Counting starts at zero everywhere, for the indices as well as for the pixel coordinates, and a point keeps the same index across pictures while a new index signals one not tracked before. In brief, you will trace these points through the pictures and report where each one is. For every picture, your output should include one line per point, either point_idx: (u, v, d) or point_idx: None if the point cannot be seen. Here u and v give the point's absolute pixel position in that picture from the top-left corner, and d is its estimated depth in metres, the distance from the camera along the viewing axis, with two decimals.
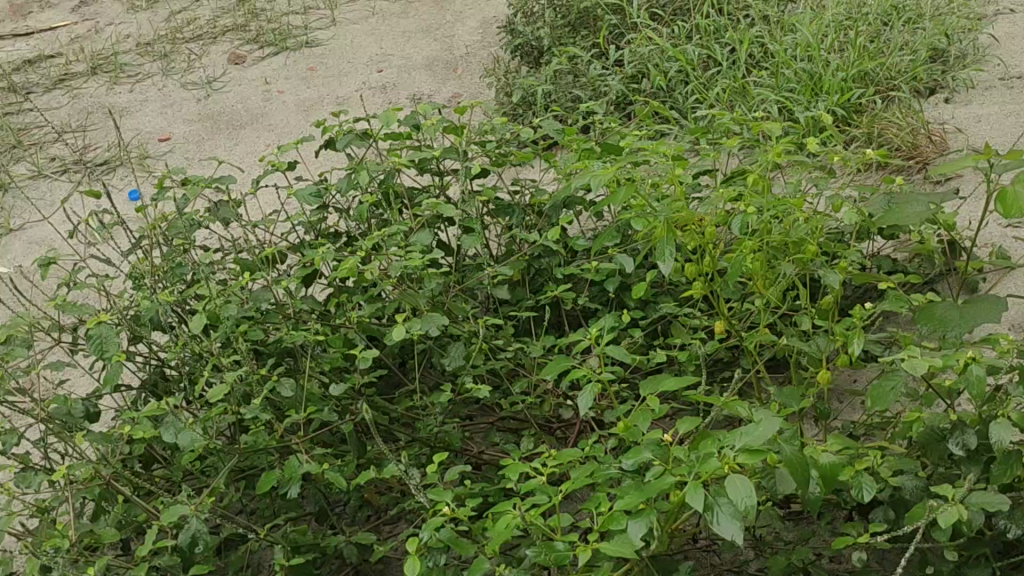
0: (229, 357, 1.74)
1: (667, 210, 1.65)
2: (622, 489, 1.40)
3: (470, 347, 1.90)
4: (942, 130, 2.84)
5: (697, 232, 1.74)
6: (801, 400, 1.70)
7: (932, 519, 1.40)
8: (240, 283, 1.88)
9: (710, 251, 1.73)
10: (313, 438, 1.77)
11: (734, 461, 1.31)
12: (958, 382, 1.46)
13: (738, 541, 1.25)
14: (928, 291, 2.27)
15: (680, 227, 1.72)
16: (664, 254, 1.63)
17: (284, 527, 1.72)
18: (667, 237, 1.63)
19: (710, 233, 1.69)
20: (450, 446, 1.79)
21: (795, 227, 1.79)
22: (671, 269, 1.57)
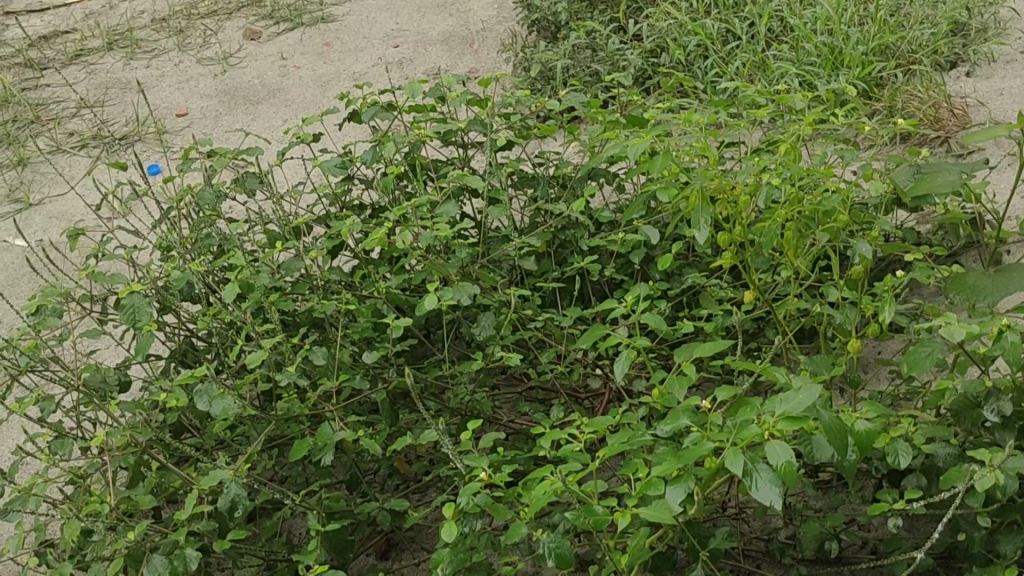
0: (263, 326, 1.76)
1: (703, 179, 1.66)
2: (658, 455, 1.41)
3: (500, 317, 1.91)
4: (966, 103, 2.83)
5: (729, 201, 1.75)
6: (832, 368, 1.71)
7: (967, 484, 1.41)
8: (270, 253, 1.89)
9: (742, 220, 1.74)
10: (345, 407, 1.78)
11: (773, 428, 1.33)
12: (993, 349, 1.47)
13: (777, 505, 1.27)
14: (953, 263, 2.27)
15: (714, 196, 1.73)
16: (698, 223, 1.64)
17: (317, 494, 1.73)
18: (701, 205, 1.64)
19: (744, 202, 1.69)
20: (481, 414, 1.81)
21: (826, 197, 1.80)
22: (706, 236, 1.58)
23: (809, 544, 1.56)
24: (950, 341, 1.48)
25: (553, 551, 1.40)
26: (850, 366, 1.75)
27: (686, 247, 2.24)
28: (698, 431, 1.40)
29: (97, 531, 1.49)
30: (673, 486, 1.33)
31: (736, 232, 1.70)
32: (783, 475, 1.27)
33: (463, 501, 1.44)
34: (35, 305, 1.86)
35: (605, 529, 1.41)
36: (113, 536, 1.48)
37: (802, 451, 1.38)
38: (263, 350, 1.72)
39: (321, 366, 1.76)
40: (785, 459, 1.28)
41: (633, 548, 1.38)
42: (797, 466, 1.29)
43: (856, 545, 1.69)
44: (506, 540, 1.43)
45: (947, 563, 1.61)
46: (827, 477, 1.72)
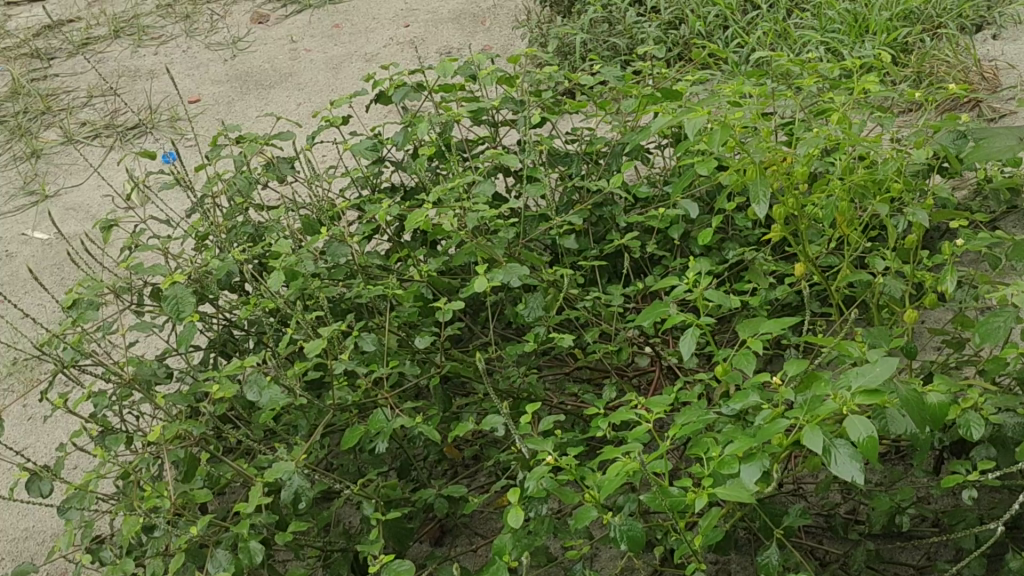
0: (312, 313, 1.73)
1: (759, 151, 1.64)
2: (729, 434, 1.39)
3: (547, 298, 1.88)
4: (994, 67, 2.79)
5: (783, 173, 1.72)
6: (890, 340, 1.68)
7: None
8: (312, 240, 1.86)
9: (796, 192, 1.71)
10: (396, 394, 1.75)
11: (851, 402, 1.30)
12: None
13: (859, 480, 1.23)
14: (995, 229, 2.24)
15: (768, 166, 1.71)
16: (756, 195, 1.61)
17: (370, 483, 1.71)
18: (758, 177, 1.61)
19: (800, 172, 1.67)
20: (533, 397, 1.78)
21: (880, 166, 1.77)
22: (766, 209, 1.56)
23: (878, 518, 1.53)
24: (1021, 309, 1.46)
25: (625, 534, 1.38)
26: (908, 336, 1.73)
27: (725, 221, 2.21)
28: (770, 408, 1.38)
29: (158, 525, 1.47)
30: (750, 463, 1.30)
31: (792, 202, 1.68)
32: (864, 449, 1.24)
33: (532, 486, 1.41)
34: (77, 298, 1.83)
35: (676, 510, 1.38)
36: (175, 530, 1.46)
37: (878, 425, 1.36)
38: (314, 338, 1.69)
39: (374, 354, 1.74)
40: (866, 433, 1.25)
41: (708, 529, 1.36)
42: (878, 439, 1.25)
43: (919, 518, 1.67)
44: (576, 524, 1.40)
45: (1016, 534, 1.59)
46: (887, 450, 1.70)
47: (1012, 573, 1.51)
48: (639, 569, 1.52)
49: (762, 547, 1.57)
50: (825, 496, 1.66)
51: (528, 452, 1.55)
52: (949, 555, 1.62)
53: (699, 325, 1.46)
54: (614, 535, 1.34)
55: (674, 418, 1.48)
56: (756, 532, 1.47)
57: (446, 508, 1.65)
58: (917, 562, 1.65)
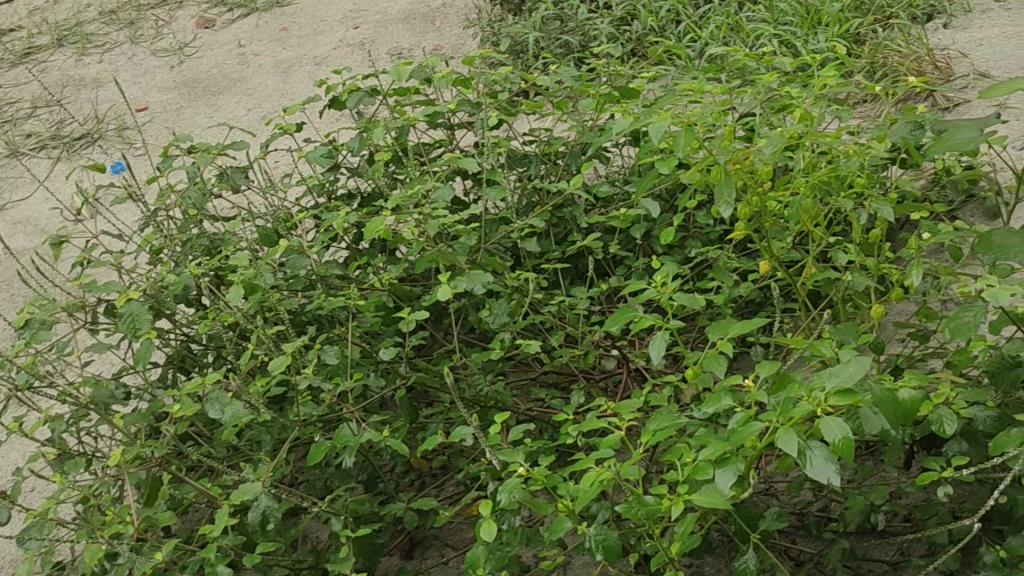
0: (273, 327, 1.69)
1: (722, 151, 1.62)
2: (702, 438, 1.37)
3: (511, 303, 1.86)
4: (946, 56, 2.80)
5: (746, 171, 1.70)
6: (858, 336, 1.67)
7: (1017, 448, 1.39)
8: (270, 251, 1.82)
9: (760, 191, 1.69)
10: (361, 406, 1.72)
11: (825, 404, 1.28)
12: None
13: (836, 483, 1.22)
14: (955, 219, 2.24)
15: (731, 166, 1.69)
16: (721, 195, 1.59)
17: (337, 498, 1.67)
18: (722, 177, 1.59)
19: (764, 170, 1.66)
20: (500, 404, 1.76)
21: (843, 161, 1.76)
22: (731, 209, 1.54)
23: (852, 515, 1.52)
24: (989, 303, 1.45)
25: (600, 545, 1.35)
26: (875, 331, 1.72)
27: (686, 219, 2.20)
28: (744, 411, 1.36)
29: (122, 554, 1.42)
30: (725, 469, 1.29)
31: (756, 201, 1.66)
32: (840, 451, 1.23)
33: (505, 499, 1.39)
34: (28, 320, 1.77)
35: (651, 518, 1.36)
36: (139, 557, 1.42)
37: (852, 425, 1.35)
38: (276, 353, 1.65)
39: (338, 367, 1.70)
40: (841, 435, 1.24)
41: (684, 536, 1.34)
42: (853, 440, 1.24)
43: (892, 513, 1.66)
44: (550, 535, 1.38)
45: (988, 525, 1.59)
46: (857, 446, 1.69)
47: (986, 567, 1.51)
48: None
49: (737, 549, 1.56)
50: (797, 495, 1.65)
51: (499, 464, 1.53)
52: (922, 550, 1.62)
53: (668, 329, 1.45)
54: (591, 548, 1.32)
55: (646, 423, 1.46)
56: (731, 536, 1.45)
57: (417, 522, 1.62)
58: (891, 557, 1.65)
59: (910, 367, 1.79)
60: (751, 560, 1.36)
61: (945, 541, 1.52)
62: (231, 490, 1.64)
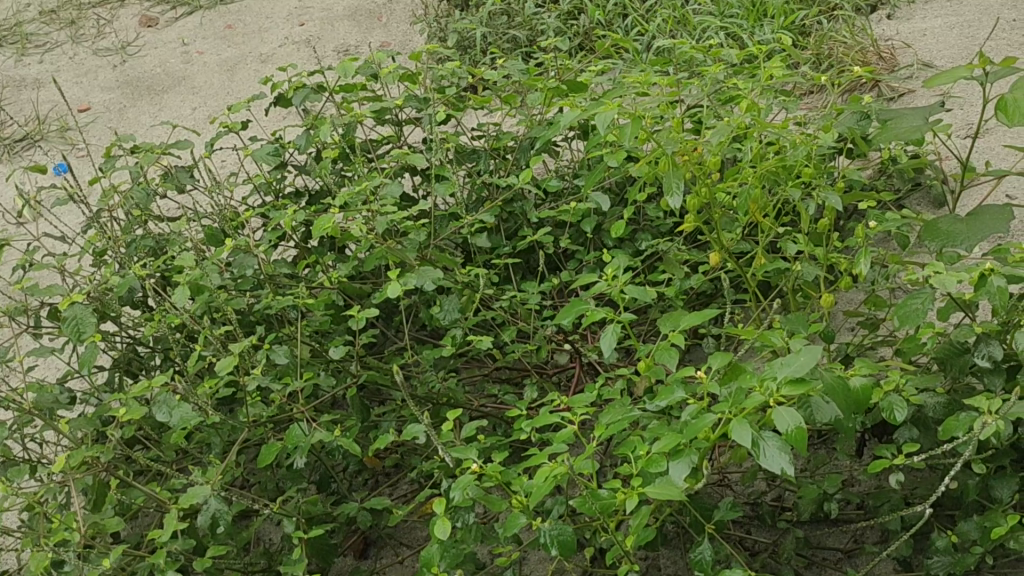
0: (220, 327, 1.66)
1: (672, 142, 1.62)
2: (655, 431, 1.37)
3: (462, 299, 1.84)
4: (891, 47, 2.82)
5: (694, 163, 1.70)
6: (808, 325, 1.67)
7: (966, 434, 1.40)
8: (216, 250, 1.79)
9: (708, 182, 1.69)
10: (311, 406, 1.70)
11: (777, 393, 1.28)
12: (978, 295, 1.45)
13: (790, 472, 1.22)
14: (902, 208, 2.25)
15: (681, 157, 1.69)
16: (670, 186, 1.59)
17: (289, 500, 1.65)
18: (670, 168, 1.59)
19: (713, 161, 1.65)
20: (453, 401, 1.74)
21: (790, 151, 1.76)
22: (680, 200, 1.54)
23: (805, 504, 1.52)
24: (937, 290, 1.46)
25: (556, 540, 1.34)
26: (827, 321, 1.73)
27: (636, 212, 2.19)
28: (697, 403, 1.36)
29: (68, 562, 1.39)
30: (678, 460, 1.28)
31: (705, 192, 1.66)
32: (793, 441, 1.22)
33: (459, 495, 1.37)
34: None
35: (605, 511, 1.35)
36: (86, 564, 1.39)
37: (804, 414, 1.35)
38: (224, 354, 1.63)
39: (289, 372, 1.68)
40: (794, 424, 1.24)
41: (640, 529, 1.33)
42: (805, 429, 1.24)
43: (845, 501, 1.67)
44: (505, 532, 1.37)
45: (939, 511, 1.60)
46: (810, 435, 1.70)
47: (939, 552, 1.51)
48: (570, 571, 1.50)
49: (692, 541, 1.55)
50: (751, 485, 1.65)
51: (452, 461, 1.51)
52: (876, 537, 1.63)
53: (619, 321, 1.44)
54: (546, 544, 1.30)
55: (598, 417, 1.45)
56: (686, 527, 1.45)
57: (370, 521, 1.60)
58: (844, 545, 1.65)
59: (861, 356, 1.80)
60: (707, 552, 1.35)
61: (898, 527, 1.53)
62: (179, 493, 1.61)
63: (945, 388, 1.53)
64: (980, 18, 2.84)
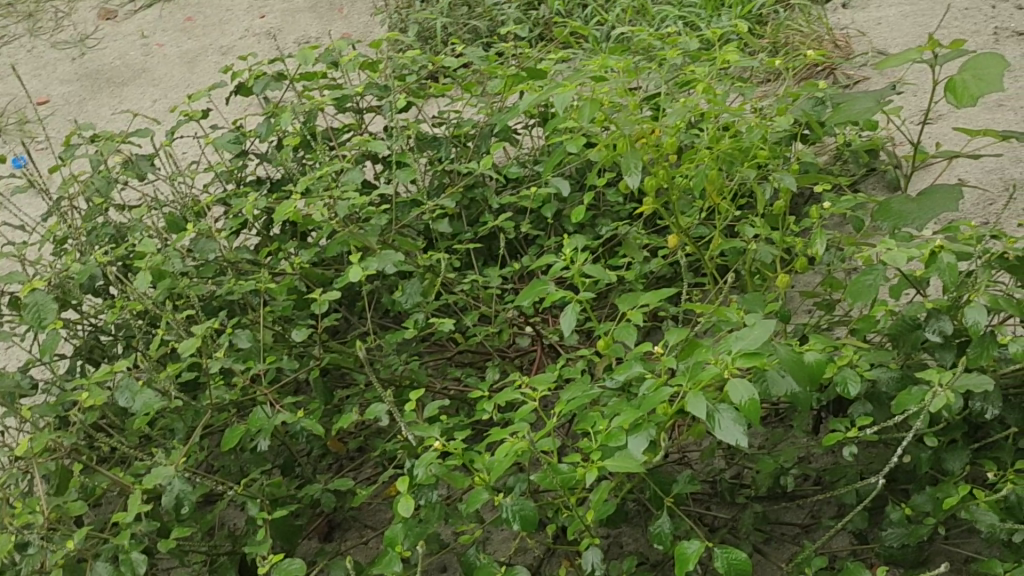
0: (182, 312, 1.67)
1: (628, 125, 1.64)
2: (615, 407, 1.39)
3: (424, 283, 1.86)
4: (846, 35, 2.86)
5: (651, 145, 1.72)
6: (765, 304, 1.70)
7: (918, 406, 1.43)
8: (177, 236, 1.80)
9: (666, 164, 1.71)
10: (274, 390, 1.71)
11: (732, 367, 1.31)
12: (928, 271, 1.49)
13: (745, 443, 1.24)
14: (857, 192, 2.29)
15: (638, 139, 1.71)
16: (627, 168, 1.61)
17: (253, 483, 1.66)
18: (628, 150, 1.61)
19: (670, 143, 1.67)
20: (415, 383, 1.76)
21: (746, 134, 1.79)
22: (637, 181, 1.56)
23: (763, 479, 1.55)
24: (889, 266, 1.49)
25: (517, 516, 1.37)
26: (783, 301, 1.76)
27: (597, 197, 2.22)
28: (655, 379, 1.38)
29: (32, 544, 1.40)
30: (637, 434, 1.31)
31: (663, 174, 1.68)
32: (748, 412, 1.25)
33: (421, 473, 1.39)
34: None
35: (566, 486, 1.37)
36: (50, 546, 1.39)
37: (759, 388, 1.38)
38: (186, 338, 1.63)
39: (252, 355, 1.69)
40: (748, 396, 1.26)
41: (600, 504, 1.35)
42: (760, 401, 1.26)
43: (802, 477, 1.70)
44: (467, 508, 1.39)
45: (893, 484, 1.64)
46: (767, 413, 1.73)
47: (893, 524, 1.55)
48: (533, 548, 1.52)
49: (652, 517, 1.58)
50: (710, 462, 1.68)
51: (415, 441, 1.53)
52: (832, 511, 1.66)
53: (579, 301, 1.46)
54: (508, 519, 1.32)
55: (558, 395, 1.47)
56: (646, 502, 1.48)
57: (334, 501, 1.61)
58: (802, 520, 1.69)
59: (818, 336, 1.83)
60: (666, 526, 1.38)
61: (853, 501, 1.56)
62: (143, 477, 1.62)
63: (898, 364, 1.56)
64: (933, 6, 2.88)
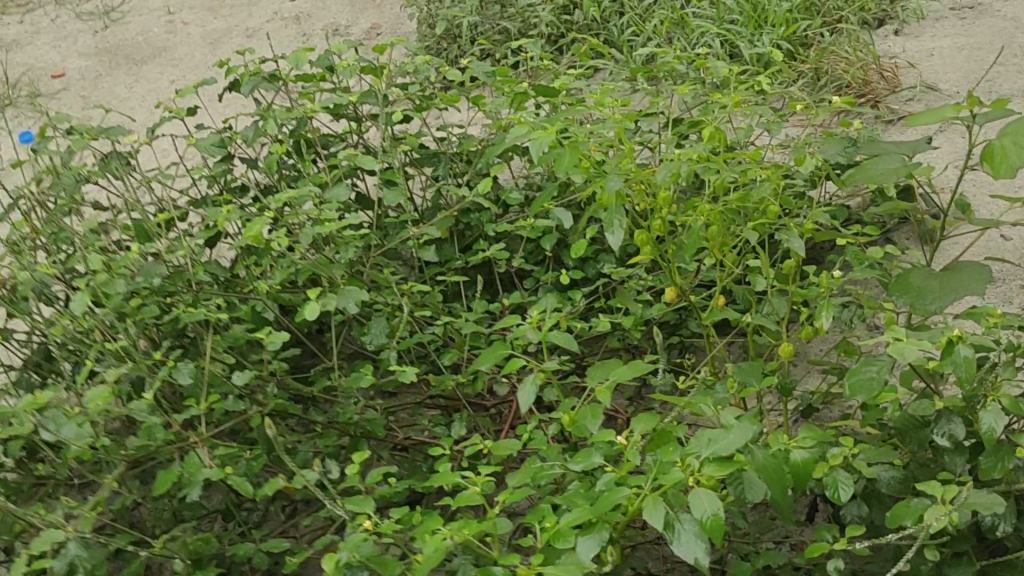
0: (117, 342, 1.52)
1: (618, 174, 1.46)
2: (569, 499, 1.23)
3: (394, 320, 1.70)
4: (894, 65, 2.65)
5: (648, 193, 1.54)
6: (763, 378, 1.53)
7: (916, 521, 1.26)
8: (129, 252, 1.65)
9: (662, 215, 1.54)
10: (216, 431, 1.56)
11: (699, 472, 1.14)
12: (942, 365, 1.31)
13: (701, 566, 1.07)
14: (887, 244, 2.10)
15: (630, 189, 1.53)
16: (613, 221, 1.44)
17: (184, 532, 1.52)
18: (616, 200, 1.44)
19: (663, 197, 1.50)
20: (373, 433, 1.60)
21: (756, 185, 1.61)
22: (620, 238, 1.39)
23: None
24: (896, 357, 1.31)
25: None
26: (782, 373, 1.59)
27: (601, 231, 2.04)
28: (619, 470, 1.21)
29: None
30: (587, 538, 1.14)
31: (657, 227, 1.51)
32: (709, 532, 1.08)
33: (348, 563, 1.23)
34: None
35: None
36: None
37: (733, 491, 1.21)
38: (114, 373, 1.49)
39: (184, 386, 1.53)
40: (712, 512, 1.09)
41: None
42: (725, 516, 1.09)
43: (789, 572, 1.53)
44: None
45: None
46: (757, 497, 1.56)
47: None
48: None
49: None
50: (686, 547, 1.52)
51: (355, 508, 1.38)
52: None
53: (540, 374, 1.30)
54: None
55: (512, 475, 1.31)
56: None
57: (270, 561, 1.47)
58: None
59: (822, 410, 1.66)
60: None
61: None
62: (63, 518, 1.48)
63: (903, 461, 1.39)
64: (992, 40, 2.67)
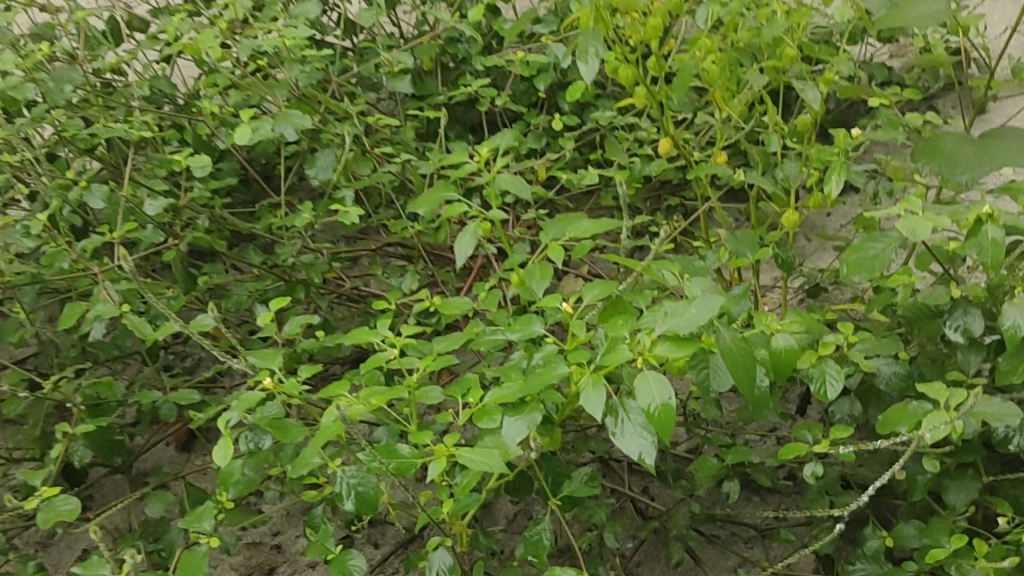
0: (17, 153, 1.33)
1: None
2: (501, 371, 1.03)
3: (347, 155, 1.50)
4: None
5: (641, 22, 1.31)
6: (758, 248, 1.32)
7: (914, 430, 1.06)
8: (47, 53, 1.44)
9: (656, 49, 1.31)
10: (132, 264, 1.38)
11: (648, 353, 0.94)
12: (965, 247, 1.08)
13: (642, 463, 0.87)
14: (929, 110, 1.85)
15: (619, 16, 1.30)
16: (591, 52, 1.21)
17: (88, 374, 1.35)
18: (598, 27, 1.21)
19: (654, 26, 1.26)
20: (312, 280, 1.42)
21: (772, 22, 1.37)
22: (596, 71, 1.17)
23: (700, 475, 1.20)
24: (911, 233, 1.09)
25: (355, 494, 0.99)
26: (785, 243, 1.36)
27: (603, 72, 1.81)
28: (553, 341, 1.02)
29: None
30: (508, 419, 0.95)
31: (647, 62, 1.28)
32: (654, 424, 0.88)
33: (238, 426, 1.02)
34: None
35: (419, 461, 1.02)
36: None
37: (696, 377, 1.02)
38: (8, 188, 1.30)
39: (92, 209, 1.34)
40: (659, 399, 0.89)
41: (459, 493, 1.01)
42: (675, 405, 0.89)
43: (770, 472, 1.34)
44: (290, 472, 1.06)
45: (880, 503, 1.27)
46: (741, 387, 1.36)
47: (864, 560, 1.20)
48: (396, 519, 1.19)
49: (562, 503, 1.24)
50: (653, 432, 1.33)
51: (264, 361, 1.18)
52: (798, 520, 1.31)
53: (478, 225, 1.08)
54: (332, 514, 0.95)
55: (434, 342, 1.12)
56: (534, 489, 1.14)
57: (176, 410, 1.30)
58: (760, 522, 1.34)
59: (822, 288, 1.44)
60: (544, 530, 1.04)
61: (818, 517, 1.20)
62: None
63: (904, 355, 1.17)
64: None
